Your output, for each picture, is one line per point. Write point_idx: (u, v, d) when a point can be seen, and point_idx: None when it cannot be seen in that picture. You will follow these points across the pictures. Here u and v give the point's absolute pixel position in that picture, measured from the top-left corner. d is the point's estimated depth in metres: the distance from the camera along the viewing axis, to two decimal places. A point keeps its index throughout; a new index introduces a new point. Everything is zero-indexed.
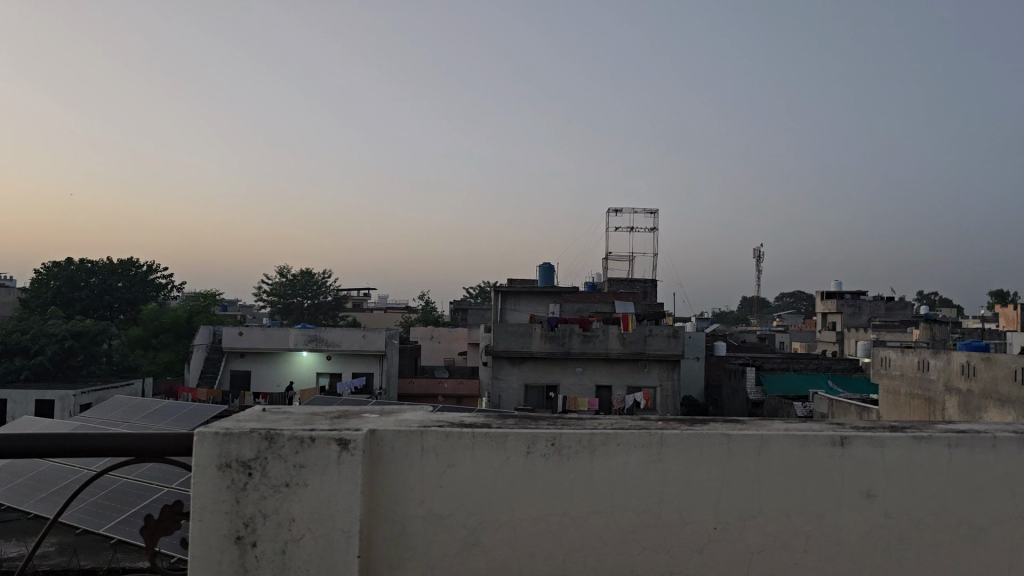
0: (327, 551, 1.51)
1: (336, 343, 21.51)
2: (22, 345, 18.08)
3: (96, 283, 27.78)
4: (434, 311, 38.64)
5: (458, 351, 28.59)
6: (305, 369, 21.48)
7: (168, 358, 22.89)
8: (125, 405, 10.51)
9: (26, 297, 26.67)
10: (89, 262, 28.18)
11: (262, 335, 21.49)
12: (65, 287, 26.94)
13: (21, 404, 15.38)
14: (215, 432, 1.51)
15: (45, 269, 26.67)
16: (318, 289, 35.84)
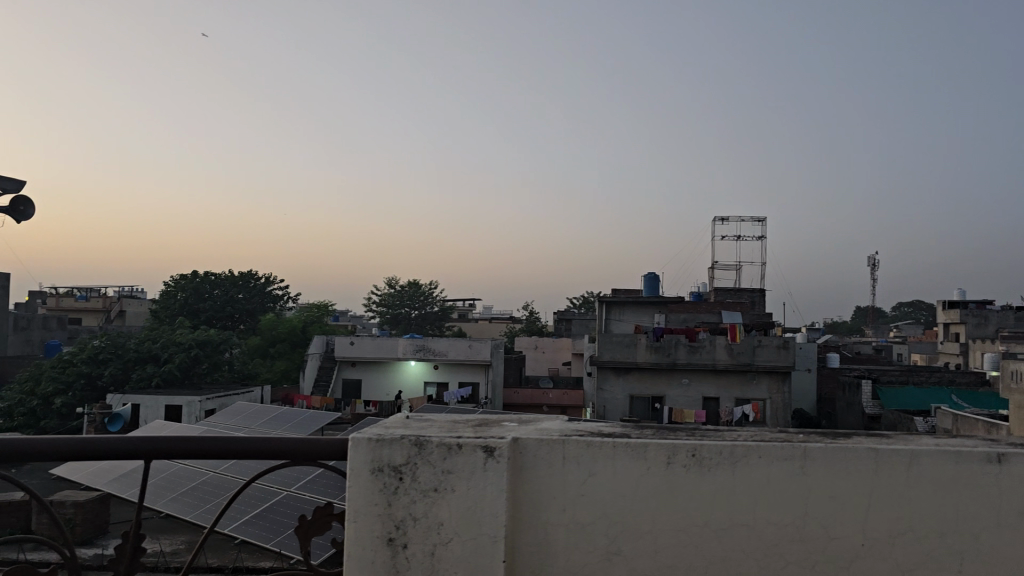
0: (474, 554, 1.55)
1: (443, 352, 21.91)
2: (153, 353, 19.18)
3: (219, 295, 29.31)
4: (538, 321, 38.85)
5: (562, 361, 28.64)
6: (414, 377, 21.99)
7: (284, 366, 23.82)
8: (251, 410, 10.99)
9: (157, 308, 28.41)
10: (212, 274, 29.74)
11: (371, 345, 22.15)
12: (191, 298, 28.51)
13: (152, 409, 16.35)
14: (368, 439, 1.58)
15: (174, 281, 28.39)
16: (425, 299, 36.64)
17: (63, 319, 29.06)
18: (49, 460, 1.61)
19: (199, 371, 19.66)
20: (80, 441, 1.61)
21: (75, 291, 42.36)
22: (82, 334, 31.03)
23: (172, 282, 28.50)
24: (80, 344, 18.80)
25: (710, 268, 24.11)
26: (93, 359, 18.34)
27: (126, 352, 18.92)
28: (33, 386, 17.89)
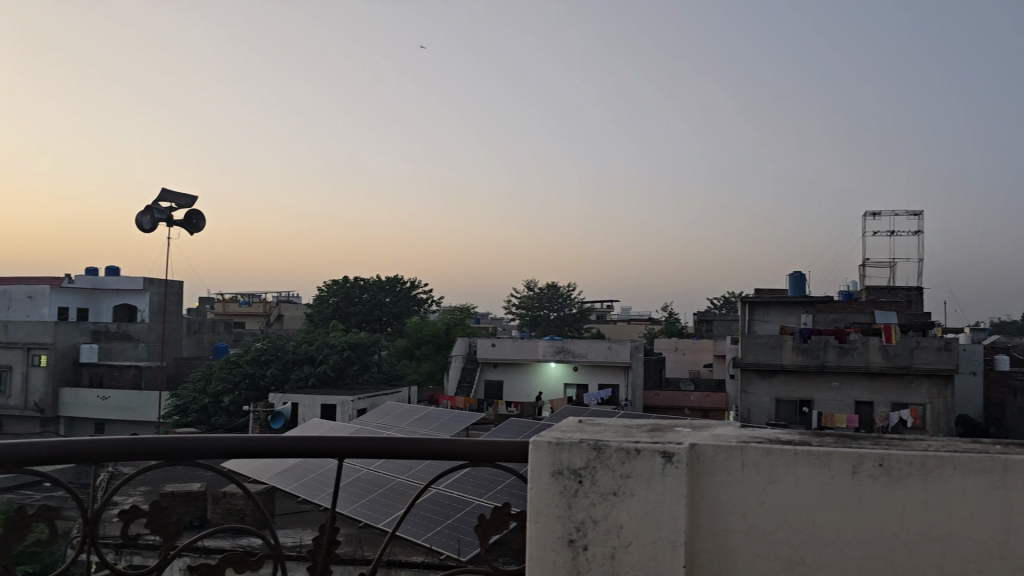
0: (654, 557, 1.57)
1: (582, 354, 22.01)
2: (309, 355, 20.30)
3: (369, 299, 30.70)
4: (677, 322, 38.31)
5: (703, 363, 28.09)
6: (554, 379, 22.24)
7: (429, 367, 24.61)
8: (402, 409, 11.42)
9: (312, 313, 30.14)
10: (361, 279, 31.19)
11: (512, 347, 22.56)
12: (342, 302, 30.06)
13: (311, 407, 17.28)
14: (548, 442, 1.63)
15: (327, 287, 30.12)
16: (563, 301, 36.88)
17: (229, 323, 31.28)
18: (271, 453, 1.78)
19: (351, 371, 20.62)
20: (291, 439, 1.79)
21: (239, 297, 45.48)
22: (245, 337, 33.31)
23: (325, 287, 30.43)
24: (244, 346, 20.18)
25: (861, 267, 22.97)
26: (256, 360, 19.64)
27: (285, 354, 20.10)
28: (204, 386, 19.37)
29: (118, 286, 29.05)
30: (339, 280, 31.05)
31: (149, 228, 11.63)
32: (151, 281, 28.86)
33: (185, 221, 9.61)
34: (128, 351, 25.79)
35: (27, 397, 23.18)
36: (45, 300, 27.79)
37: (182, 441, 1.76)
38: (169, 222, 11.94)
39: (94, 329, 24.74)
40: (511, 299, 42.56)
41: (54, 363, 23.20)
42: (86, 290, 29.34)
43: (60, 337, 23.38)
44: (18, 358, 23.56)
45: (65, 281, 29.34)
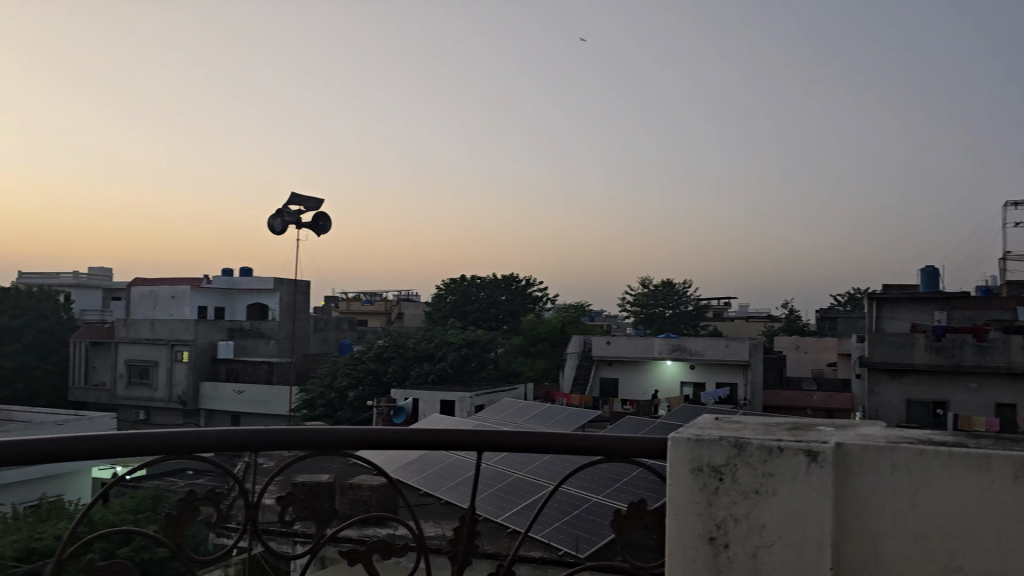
0: (801, 557, 1.54)
1: (699, 352, 21.63)
2: (428, 352, 20.83)
3: (485, 297, 31.23)
4: (799, 320, 37.03)
5: (827, 362, 27.06)
6: (670, 377, 22.08)
7: (544, 365, 24.76)
8: (519, 406, 11.55)
9: (431, 311, 31.00)
10: (477, 278, 31.75)
11: (627, 344, 22.53)
12: (459, 300, 30.72)
13: (431, 403, 17.74)
14: (687, 439, 1.63)
15: (445, 285, 30.95)
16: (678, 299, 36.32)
17: (352, 321, 32.48)
18: (419, 446, 1.87)
19: (469, 368, 21.02)
20: (437, 433, 1.87)
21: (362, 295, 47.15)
22: (368, 335, 34.52)
23: (443, 285, 31.21)
24: (367, 343, 20.94)
25: (1002, 260, 21.52)
26: (378, 357, 20.35)
27: (406, 351, 20.71)
28: (331, 381, 20.23)
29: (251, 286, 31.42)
30: (457, 279, 31.74)
31: (280, 231, 12.18)
32: (281, 280, 30.35)
33: (313, 224, 10.00)
34: (261, 348, 27.23)
35: (172, 390, 24.89)
36: (187, 299, 29.68)
37: (332, 435, 1.87)
38: (298, 226, 12.46)
39: (230, 327, 26.25)
40: (625, 297, 42.29)
41: (195, 358, 24.78)
42: (222, 290, 31.16)
43: (200, 334, 24.94)
44: (164, 353, 25.32)
45: (204, 282, 31.25)
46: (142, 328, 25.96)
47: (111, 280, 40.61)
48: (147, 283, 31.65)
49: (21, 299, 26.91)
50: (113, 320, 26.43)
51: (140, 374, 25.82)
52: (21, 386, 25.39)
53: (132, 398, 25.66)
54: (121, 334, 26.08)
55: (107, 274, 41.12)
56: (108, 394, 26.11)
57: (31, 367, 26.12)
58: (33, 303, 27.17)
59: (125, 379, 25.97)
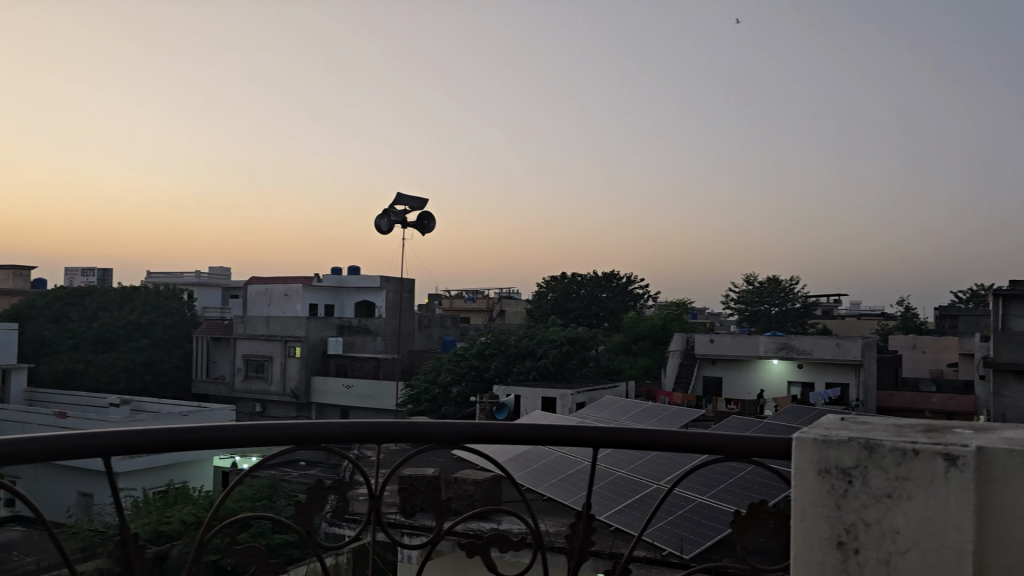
0: (939, 565, 1.48)
1: (808, 351, 20.96)
2: (530, 349, 20.94)
3: (586, 295, 31.20)
4: (915, 317, 35.29)
5: (947, 362, 25.70)
6: (777, 377, 21.53)
7: (647, 362, 24.50)
8: (621, 405, 11.48)
9: (532, 308, 31.28)
10: (578, 275, 31.73)
11: (731, 342, 22.17)
12: (560, 297, 30.79)
13: (533, 400, 17.86)
14: (813, 439, 1.59)
15: (546, 283, 31.17)
16: (785, 295, 35.20)
17: (454, 318, 33.02)
18: (535, 442, 1.90)
19: (571, 365, 21.03)
20: (556, 429, 1.89)
21: (463, 293, 47.93)
22: (470, 332, 35.03)
23: (544, 283, 31.37)
24: (471, 340, 21.31)
25: None
26: (481, 353, 20.67)
27: (508, 348, 20.90)
28: (435, 376, 20.63)
29: (360, 285, 32.59)
30: (557, 277, 31.82)
31: (386, 231, 12.47)
32: (387, 278, 31.20)
33: (415, 222, 10.14)
34: (367, 344, 28.02)
35: (285, 384, 25.97)
36: (299, 297, 31.12)
37: (451, 428, 1.92)
38: (403, 225, 12.72)
39: (338, 323, 27.14)
40: (730, 293, 41.40)
41: (306, 353, 25.77)
42: (331, 288, 32.27)
43: (311, 330, 25.91)
44: (277, 349, 26.44)
45: (315, 280, 32.47)
46: (258, 324, 27.22)
47: (229, 279, 42.76)
48: (262, 282, 33.15)
49: (149, 297, 28.69)
50: (231, 317, 27.78)
51: (256, 368, 27.05)
52: (149, 379, 27.06)
53: (249, 391, 26.93)
54: (239, 330, 27.41)
55: (226, 274, 43.36)
56: (227, 387, 27.48)
57: (158, 361, 27.81)
58: (159, 301, 28.91)
59: (242, 373, 27.28)
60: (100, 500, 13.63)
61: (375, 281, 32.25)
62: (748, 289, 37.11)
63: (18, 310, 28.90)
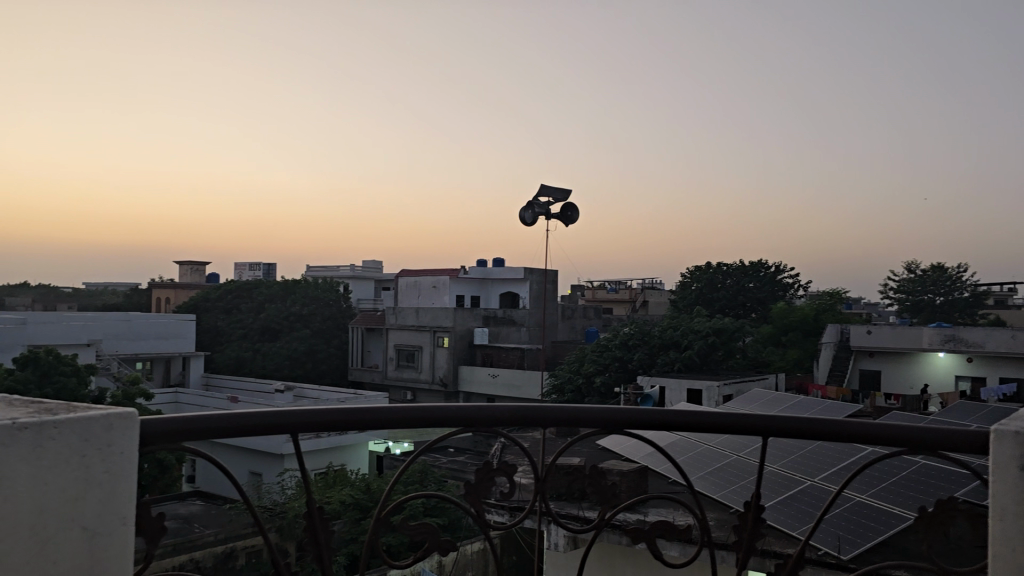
0: None
1: (978, 344, 19.55)
2: (675, 340, 20.62)
3: (732, 284, 30.35)
4: None
5: None
6: (943, 371, 20.25)
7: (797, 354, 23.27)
8: (772, 397, 11.10)
9: (676, 299, 30.84)
10: (724, 265, 30.96)
11: (890, 334, 21.29)
12: (705, 288, 30.08)
13: (678, 392, 17.60)
14: (1014, 433, 1.48)
15: (689, 273, 30.61)
16: (952, 284, 32.47)
17: (597, 309, 32.93)
18: (707, 430, 1.89)
19: (717, 357, 20.50)
20: (726, 417, 1.86)
21: (605, 283, 47.76)
22: (613, 322, 34.88)
23: (688, 273, 30.76)
24: (614, 331, 21.35)
25: None
26: (625, 344, 20.66)
27: (652, 339, 20.72)
28: (578, 367, 20.80)
29: (504, 276, 33.19)
30: (702, 267, 31.10)
31: (532, 222, 12.55)
32: (529, 270, 31.56)
33: (562, 214, 10.04)
34: (512, 335, 28.48)
35: (434, 373, 26.85)
36: (447, 288, 32.18)
37: (622, 415, 1.94)
38: (548, 217, 12.75)
39: (484, 314, 27.73)
40: (889, 282, 39.06)
41: (454, 344, 26.53)
42: (476, 280, 33.08)
43: (458, 321, 26.67)
44: (427, 339, 27.33)
45: (461, 272, 33.36)
46: (408, 315, 28.27)
47: (381, 272, 44.72)
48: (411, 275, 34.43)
49: (309, 290, 30.49)
50: (384, 308, 28.98)
51: (407, 358, 28.12)
52: (309, 367, 28.77)
53: (399, 380, 28.07)
54: (390, 321, 28.56)
55: (378, 268, 45.39)
56: (381, 375, 28.72)
57: (317, 350, 29.52)
58: (318, 293, 30.64)
59: (394, 362, 28.41)
60: (273, 477, 14.67)
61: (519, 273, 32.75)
62: (909, 277, 34.85)
63: (196, 303, 31.55)
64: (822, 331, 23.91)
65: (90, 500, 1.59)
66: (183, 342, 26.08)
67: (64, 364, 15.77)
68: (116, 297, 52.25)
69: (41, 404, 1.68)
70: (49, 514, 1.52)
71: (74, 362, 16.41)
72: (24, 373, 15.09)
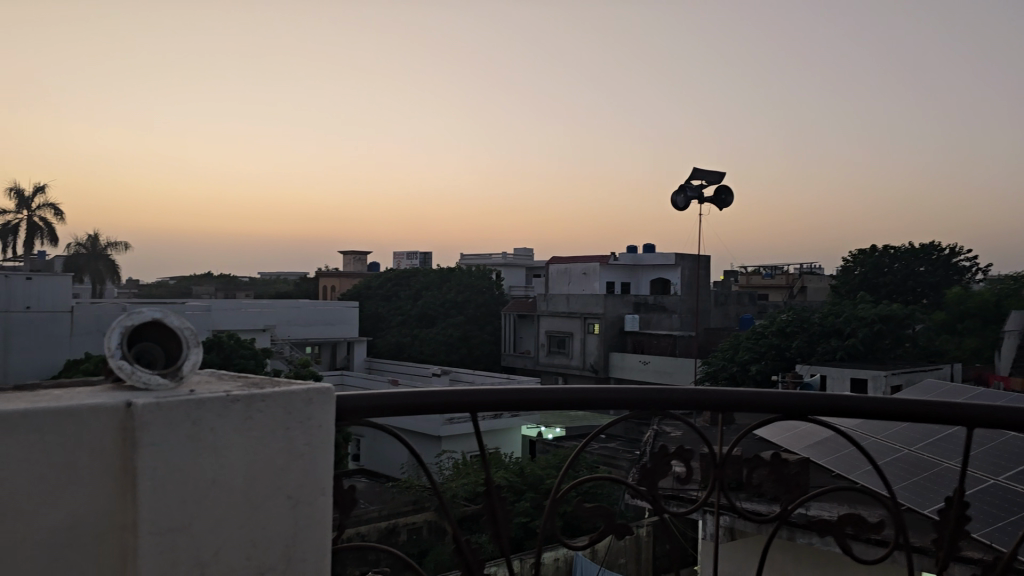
0: None
1: None
2: (837, 327, 19.70)
3: (901, 268, 28.52)
4: None
5: None
6: None
7: (975, 343, 21.56)
8: (948, 388, 10.38)
9: (838, 284, 29.38)
10: (892, 248, 29.12)
11: None
12: (870, 272, 28.43)
13: (842, 381, 16.82)
14: None
15: (852, 257, 29.07)
16: None
17: (752, 295, 31.89)
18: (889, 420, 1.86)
19: (884, 345, 19.35)
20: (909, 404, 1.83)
21: (762, 269, 46.12)
22: (768, 308, 33.65)
23: (851, 257, 29.19)
24: (771, 317, 20.76)
25: None
26: (782, 331, 20.04)
27: (812, 326, 19.92)
28: (733, 354, 20.42)
29: (655, 262, 32.78)
30: (867, 250, 29.43)
31: (684, 206, 12.27)
32: (680, 257, 31.07)
33: (715, 197, 9.75)
34: (663, 321, 28.11)
35: (585, 359, 26.98)
36: (597, 275, 32.18)
37: (811, 403, 1.94)
38: (701, 201, 12.43)
39: (635, 301, 27.52)
40: None
41: (605, 330, 26.53)
42: (627, 266, 32.90)
43: (609, 307, 26.66)
44: (578, 325, 27.50)
45: (611, 259, 33.32)
46: (560, 302, 28.51)
47: (532, 260, 45.37)
48: (562, 262, 34.69)
49: (462, 277, 31.41)
50: (535, 295, 29.36)
51: (558, 344, 28.41)
52: (464, 353, 29.68)
53: (551, 365, 28.40)
54: (542, 308, 28.91)
55: (529, 255, 46.09)
56: (533, 360, 29.17)
57: (472, 336, 30.40)
58: (472, 281, 31.47)
59: (546, 348, 28.77)
60: (433, 456, 15.32)
61: (670, 259, 32.24)
62: None
63: (358, 291, 33.33)
64: (1005, 318, 22.03)
65: (296, 469, 1.71)
66: (347, 327, 27.55)
67: (245, 347, 17.15)
68: (289, 284, 56.25)
69: (245, 376, 1.82)
70: (260, 482, 1.65)
71: (253, 345, 17.81)
72: (212, 355, 16.52)
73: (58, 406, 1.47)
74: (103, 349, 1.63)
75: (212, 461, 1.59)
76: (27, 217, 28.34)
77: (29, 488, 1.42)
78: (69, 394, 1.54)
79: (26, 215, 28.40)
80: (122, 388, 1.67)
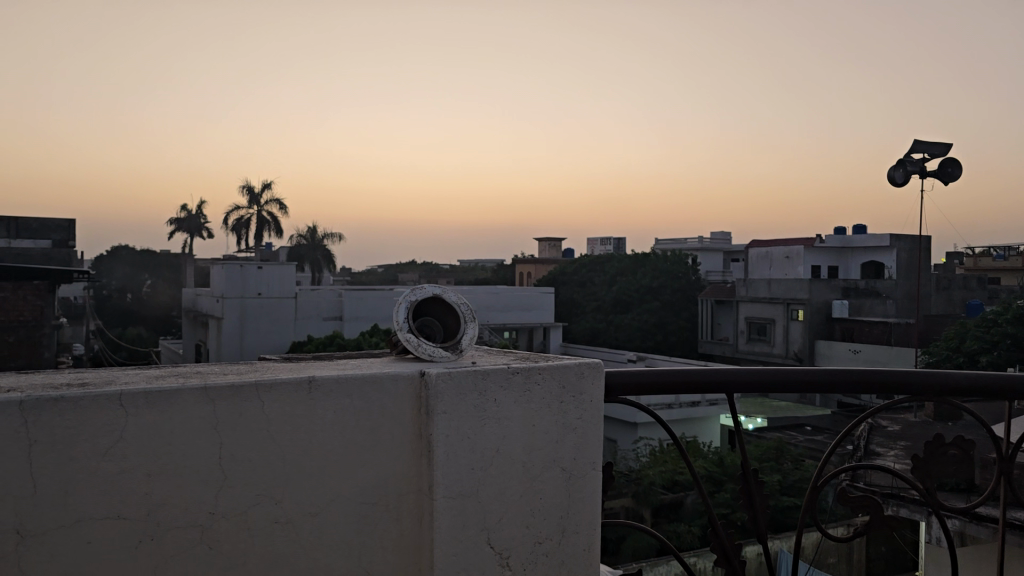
0: None
1: None
2: None
3: None
4: None
5: None
6: None
7: None
8: None
9: None
10: None
11: None
12: None
13: None
14: None
15: None
16: None
17: (981, 278, 29.24)
18: None
19: None
20: None
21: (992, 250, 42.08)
22: (1001, 293, 30.69)
23: None
24: (1005, 304, 19.15)
25: None
26: (1018, 319, 18.40)
27: None
28: (959, 344, 19.01)
29: (866, 245, 30.87)
30: None
31: (904, 181, 11.35)
32: (896, 237, 29.10)
33: (941, 170, 8.92)
34: (876, 308, 26.38)
35: (789, 347, 25.78)
36: (801, 259, 30.90)
37: None
38: (923, 174, 11.43)
39: (844, 287, 26.00)
40: None
41: (810, 317, 25.19)
42: (835, 249, 31.38)
43: (815, 293, 25.39)
44: (780, 312, 26.39)
45: (817, 242, 31.91)
46: (761, 287, 27.51)
47: (733, 244, 44.20)
48: (761, 246, 33.56)
49: (656, 263, 31.19)
50: (734, 281, 28.54)
51: (759, 331, 27.44)
52: (658, 339, 29.55)
53: (752, 352, 27.42)
54: (742, 293, 28.03)
55: (727, 239, 45.00)
56: (731, 348, 28.34)
57: (666, 323, 30.13)
58: (667, 266, 31.09)
59: (745, 335, 27.86)
60: (631, 443, 15.44)
61: (882, 241, 30.26)
62: None
63: (554, 277, 34.01)
64: None
65: (568, 442, 1.72)
66: (543, 313, 28.11)
67: None
68: (488, 271, 58.45)
69: (512, 352, 1.86)
70: (535, 454, 1.67)
71: None
72: None
73: (362, 372, 1.55)
74: (392, 323, 1.72)
75: (493, 429, 1.62)
76: (257, 211, 31.12)
77: (341, 450, 1.51)
78: (367, 362, 1.63)
79: (256, 210, 31.17)
80: (407, 359, 1.74)
